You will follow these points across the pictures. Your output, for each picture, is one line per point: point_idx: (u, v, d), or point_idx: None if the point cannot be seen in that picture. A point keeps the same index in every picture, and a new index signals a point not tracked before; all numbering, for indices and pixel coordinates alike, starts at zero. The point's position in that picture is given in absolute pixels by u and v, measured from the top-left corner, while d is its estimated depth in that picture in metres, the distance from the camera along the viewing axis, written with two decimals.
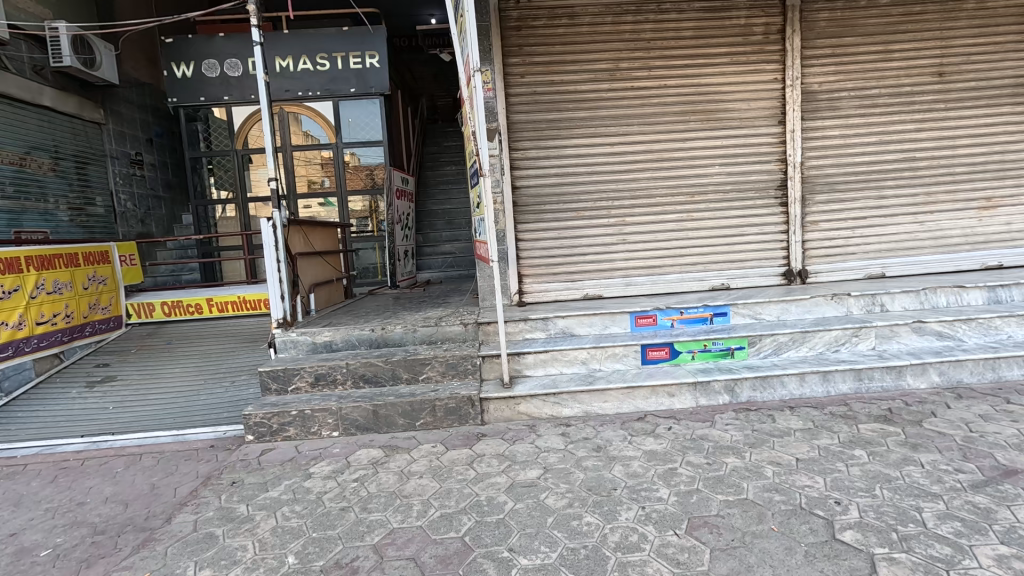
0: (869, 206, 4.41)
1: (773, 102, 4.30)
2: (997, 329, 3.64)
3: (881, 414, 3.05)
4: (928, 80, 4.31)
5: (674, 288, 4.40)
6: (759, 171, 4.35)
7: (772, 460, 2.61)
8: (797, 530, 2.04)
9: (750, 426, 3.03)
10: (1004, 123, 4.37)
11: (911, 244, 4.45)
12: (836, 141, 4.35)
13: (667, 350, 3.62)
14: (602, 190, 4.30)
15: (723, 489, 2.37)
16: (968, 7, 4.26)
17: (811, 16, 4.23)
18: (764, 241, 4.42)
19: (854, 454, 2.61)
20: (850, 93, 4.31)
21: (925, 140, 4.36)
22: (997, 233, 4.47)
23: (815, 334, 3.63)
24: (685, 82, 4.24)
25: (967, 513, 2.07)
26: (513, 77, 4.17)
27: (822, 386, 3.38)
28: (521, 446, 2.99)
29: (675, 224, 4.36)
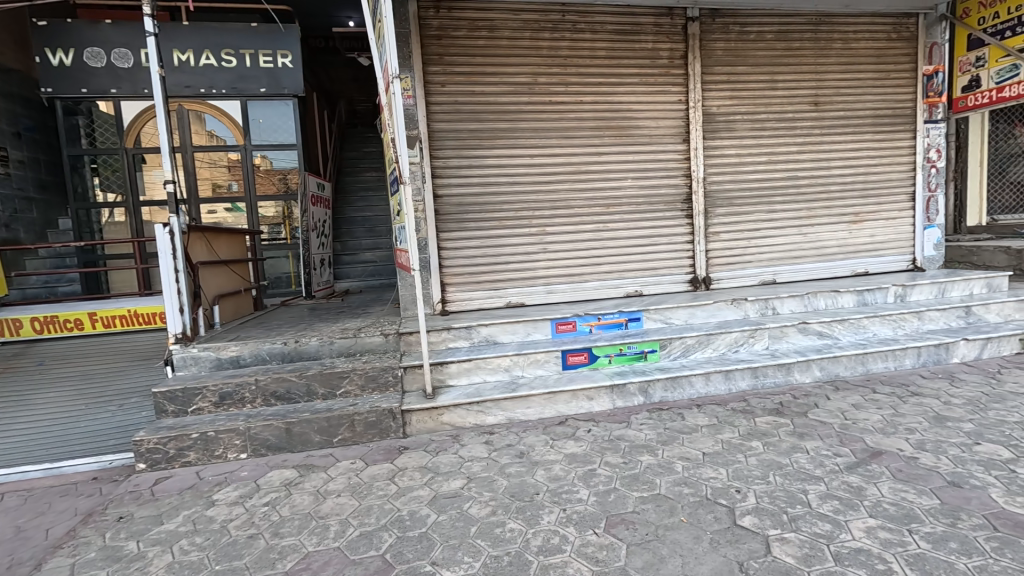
0: (761, 219, 4.88)
1: (678, 122, 4.63)
2: (865, 328, 4.15)
3: (774, 407, 3.36)
4: (807, 108, 4.86)
5: (592, 294, 4.59)
6: (668, 185, 4.66)
7: (682, 455, 2.79)
8: (703, 520, 2.19)
9: (662, 424, 3.21)
10: (867, 148, 5.02)
11: (796, 253, 4.97)
12: (732, 159, 4.77)
13: (586, 355, 3.75)
14: (523, 200, 4.39)
15: (638, 486, 2.49)
16: (836, 46, 4.87)
17: (709, 45, 4.63)
18: (673, 250, 4.73)
19: (751, 445, 2.85)
20: (743, 117, 4.76)
21: (805, 161, 4.90)
22: (864, 244, 5.11)
23: (718, 336, 3.93)
24: (600, 99, 4.46)
25: (843, 492, 2.33)
26: (434, 85, 4.16)
27: (724, 384, 3.67)
28: (445, 456, 2.96)
29: (592, 233, 4.55)
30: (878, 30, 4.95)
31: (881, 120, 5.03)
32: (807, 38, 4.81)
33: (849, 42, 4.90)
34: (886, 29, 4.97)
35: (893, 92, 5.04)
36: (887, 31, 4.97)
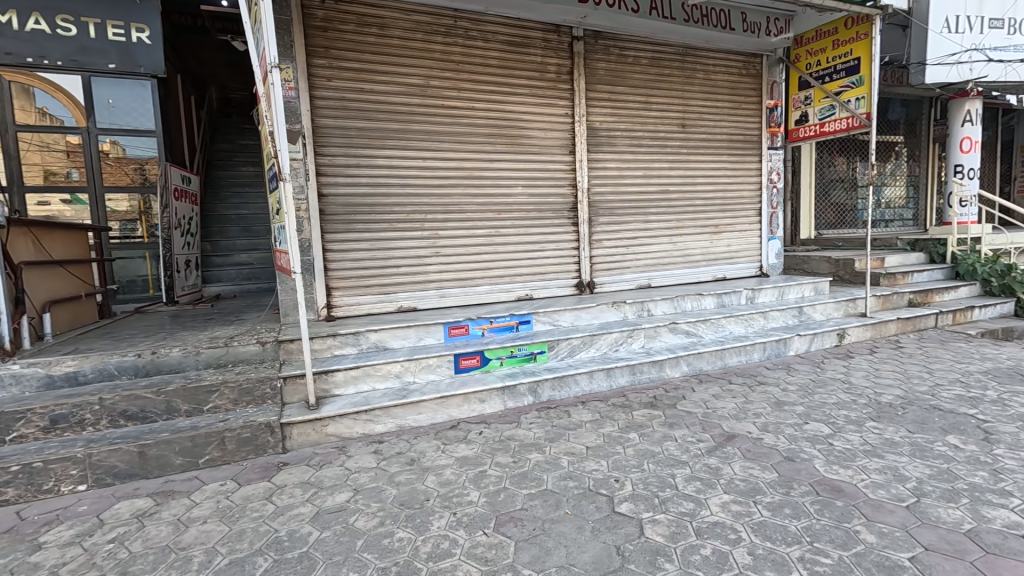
0: (638, 228, 5.31)
1: (564, 134, 4.88)
2: (723, 327, 4.70)
3: (649, 401, 3.67)
4: (676, 129, 5.39)
5: (484, 299, 4.65)
6: (556, 193, 4.88)
7: (567, 451, 2.93)
8: (585, 510, 2.32)
9: (550, 422, 3.35)
10: (724, 168, 5.70)
11: (667, 260, 5.49)
12: (613, 172, 5.13)
13: (478, 358, 3.79)
14: (415, 203, 4.32)
15: (526, 483, 2.57)
16: (699, 76, 5.47)
17: (592, 64, 4.95)
18: (561, 256, 4.96)
19: (629, 437, 3.08)
20: (623, 134, 5.15)
21: (675, 176, 5.43)
22: (722, 252, 5.79)
23: (601, 337, 4.19)
24: (492, 106, 4.55)
25: (704, 473, 2.61)
26: (319, 78, 3.96)
27: (606, 381, 3.92)
28: (329, 470, 2.81)
29: (484, 238, 4.61)
30: (732, 66, 5.66)
31: (735, 145, 5.74)
32: (676, 67, 5.35)
33: (710, 73, 5.53)
34: (739, 65, 5.70)
35: (744, 120, 5.78)
36: (739, 67, 5.70)
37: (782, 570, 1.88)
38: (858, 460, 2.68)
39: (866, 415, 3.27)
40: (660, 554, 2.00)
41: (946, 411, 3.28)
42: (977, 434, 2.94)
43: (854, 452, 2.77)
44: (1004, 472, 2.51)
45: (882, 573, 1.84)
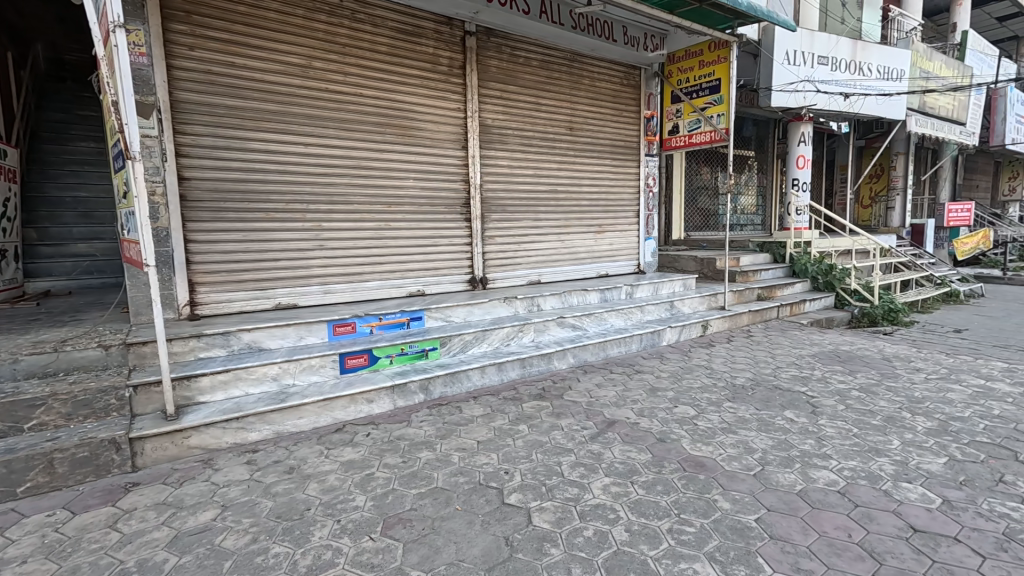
0: (529, 226, 5.45)
1: (457, 129, 4.84)
2: (606, 320, 5.01)
3: (538, 392, 3.80)
4: (564, 132, 5.62)
5: (373, 295, 4.47)
6: (448, 188, 4.84)
7: (458, 446, 2.92)
8: (476, 504, 2.33)
9: (441, 419, 3.31)
10: (607, 171, 6.06)
11: (556, 257, 5.71)
12: (505, 170, 5.21)
13: (365, 357, 3.63)
14: (295, 191, 4.01)
15: (416, 483, 2.51)
16: (585, 83, 5.75)
17: (485, 61, 4.97)
18: (453, 251, 4.93)
19: (519, 429, 3.16)
20: (514, 132, 5.25)
21: (563, 177, 5.67)
22: (605, 251, 6.16)
23: (493, 332, 4.23)
24: (382, 94, 4.37)
25: (587, 459, 2.76)
26: (178, 46, 3.51)
27: (497, 375, 3.97)
28: (192, 486, 2.51)
29: (373, 231, 4.42)
30: (614, 75, 6.02)
31: (617, 150, 6.14)
32: (564, 71, 5.57)
33: (594, 81, 5.84)
34: (620, 75, 6.08)
35: (625, 128, 6.20)
36: (621, 77, 6.08)
37: (654, 542, 2.05)
38: (717, 437, 3.02)
39: (724, 397, 3.69)
40: (546, 540, 2.07)
41: (784, 390, 3.81)
42: (806, 408, 3.46)
43: (714, 430, 3.11)
44: (826, 438, 2.98)
45: (734, 535, 2.09)
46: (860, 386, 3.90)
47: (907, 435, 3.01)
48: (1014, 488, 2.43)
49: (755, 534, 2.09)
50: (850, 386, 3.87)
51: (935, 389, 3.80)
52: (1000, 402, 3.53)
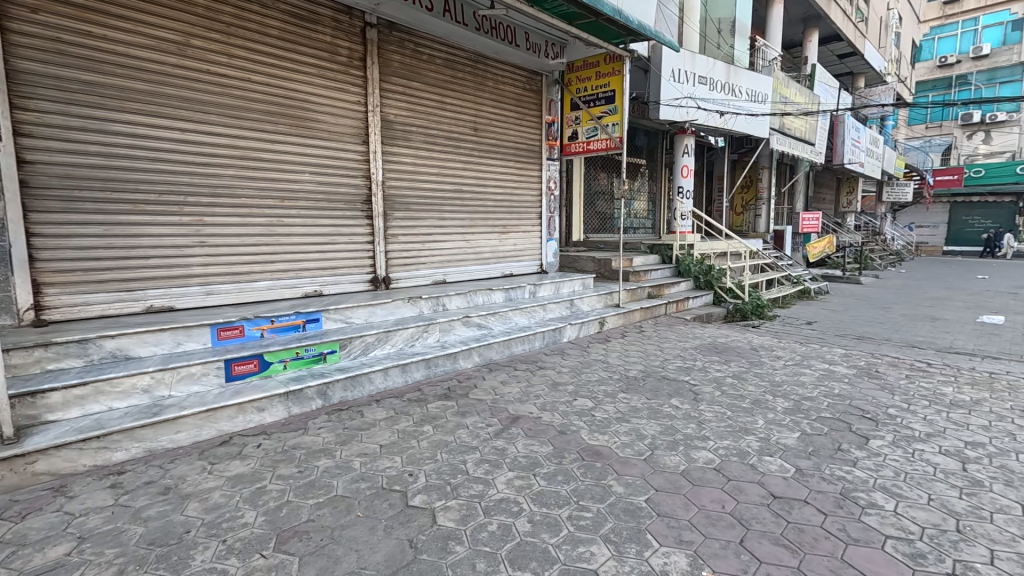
0: (433, 225, 5.40)
1: (356, 123, 4.66)
2: (510, 319, 5.11)
3: (443, 392, 3.79)
4: (468, 132, 5.65)
5: (265, 295, 4.16)
6: (347, 184, 4.64)
7: (359, 452, 2.82)
8: (378, 509, 2.27)
9: (341, 425, 3.17)
10: (510, 174, 6.19)
11: (461, 257, 5.72)
12: (408, 167, 5.11)
13: (255, 363, 3.37)
14: (170, 181, 3.61)
15: (313, 493, 2.39)
16: (488, 84, 5.82)
17: (386, 55, 4.84)
18: (354, 250, 4.74)
19: (423, 430, 3.12)
20: (418, 130, 5.16)
21: (468, 177, 5.69)
22: (509, 251, 6.28)
23: (396, 333, 4.13)
24: (272, 81, 4.08)
25: (491, 455, 2.81)
26: (16, 7, 3.01)
27: (401, 377, 3.89)
28: (39, 518, 2.16)
29: (264, 228, 4.12)
30: (517, 78, 6.16)
31: (519, 153, 6.28)
32: (468, 71, 5.59)
33: (498, 84, 5.93)
34: (523, 80, 6.23)
35: (527, 131, 6.36)
36: (523, 82, 6.23)
37: (555, 530, 2.14)
38: (612, 426, 3.22)
39: (618, 388, 3.95)
40: (451, 538, 2.07)
41: (671, 380, 4.17)
42: (689, 395, 3.81)
43: (609, 420, 3.32)
44: (705, 422, 3.31)
45: (627, 516, 2.24)
46: (733, 373, 4.37)
47: (769, 414, 3.44)
48: (848, 454, 2.88)
49: (644, 513, 2.27)
50: (725, 374, 4.34)
51: (791, 374, 4.38)
52: (839, 382, 4.16)
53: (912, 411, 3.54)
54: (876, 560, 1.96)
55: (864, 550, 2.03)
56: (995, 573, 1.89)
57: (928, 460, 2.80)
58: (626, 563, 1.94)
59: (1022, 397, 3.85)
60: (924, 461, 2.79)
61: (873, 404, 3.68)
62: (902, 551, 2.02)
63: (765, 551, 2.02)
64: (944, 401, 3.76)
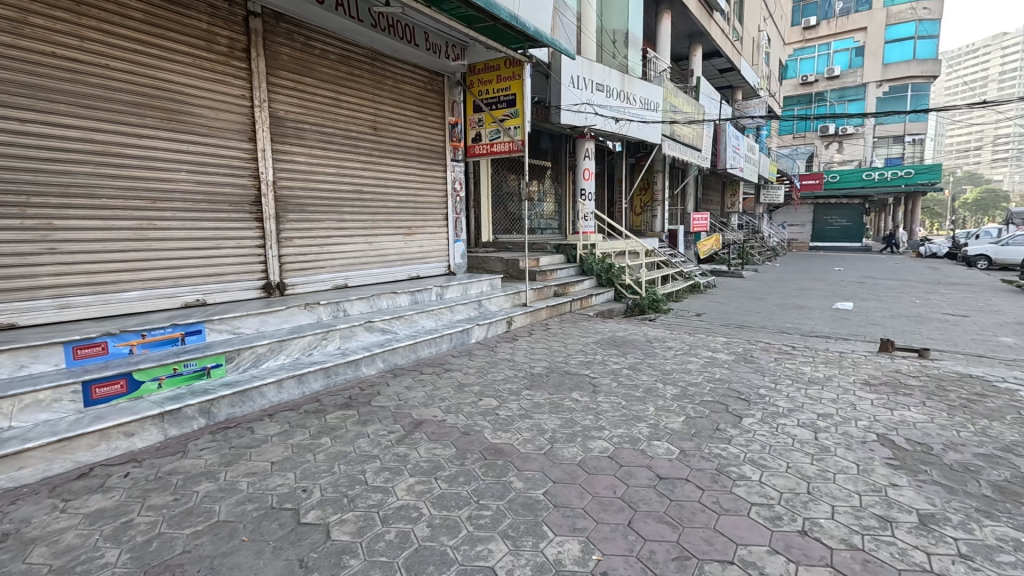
0: (332, 227, 5.17)
1: (240, 119, 4.34)
2: (416, 322, 5.04)
3: (344, 402, 3.64)
4: (367, 131, 5.47)
5: (136, 307, 3.75)
6: (231, 184, 4.30)
7: (248, 471, 2.64)
8: (266, 531, 2.13)
9: (227, 444, 2.94)
10: (414, 174, 6.09)
11: (364, 260, 5.54)
12: (302, 167, 4.85)
13: (122, 383, 3.02)
14: (9, 178, 3.14)
15: (191, 521, 2.19)
16: (388, 83, 5.68)
17: (274, 47, 4.57)
18: (241, 254, 4.41)
19: (320, 442, 2.99)
20: (312, 127, 4.92)
21: (368, 177, 5.52)
22: (415, 252, 6.19)
23: (291, 342, 3.91)
24: (137, 69, 3.68)
25: (392, 462, 2.75)
26: None
27: (297, 388, 3.69)
28: None
29: (131, 231, 3.70)
30: (418, 78, 6.08)
31: (423, 153, 6.20)
32: (365, 69, 5.43)
33: (398, 83, 5.81)
34: (424, 80, 6.16)
35: (431, 132, 6.29)
36: (424, 82, 6.16)
37: (454, 531, 2.15)
38: (515, 423, 3.29)
39: (523, 386, 4.05)
40: (345, 552, 2.00)
41: (572, 374, 4.35)
42: (589, 388, 4.00)
43: (513, 418, 3.38)
44: (602, 412, 3.49)
45: (525, 510, 2.31)
46: (629, 365, 4.65)
47: (659, 401, 3.71)
48: (724, 433, 3.18)
49: (541, 506, 2.35)
50: (622, 365, 4.61)
51: (680, 362, 4.75)
52: (720, 368, 4.59)
53: (779, 390, 3.99)
54: (742, 526, 2.19)
55: (733, 518, 2.26)
56: (835, 526, 2.19)
57: (788, 432, 3.17)
58: (522, 557, 1.99)
59: (863, 372, 4.51)
60: (786, 434, 3.16)
61: (746, 385, 4.11)
62: (763, 516, 2.27)
63: (649, 529, 2.18)
64: (803, 379, 4.29)
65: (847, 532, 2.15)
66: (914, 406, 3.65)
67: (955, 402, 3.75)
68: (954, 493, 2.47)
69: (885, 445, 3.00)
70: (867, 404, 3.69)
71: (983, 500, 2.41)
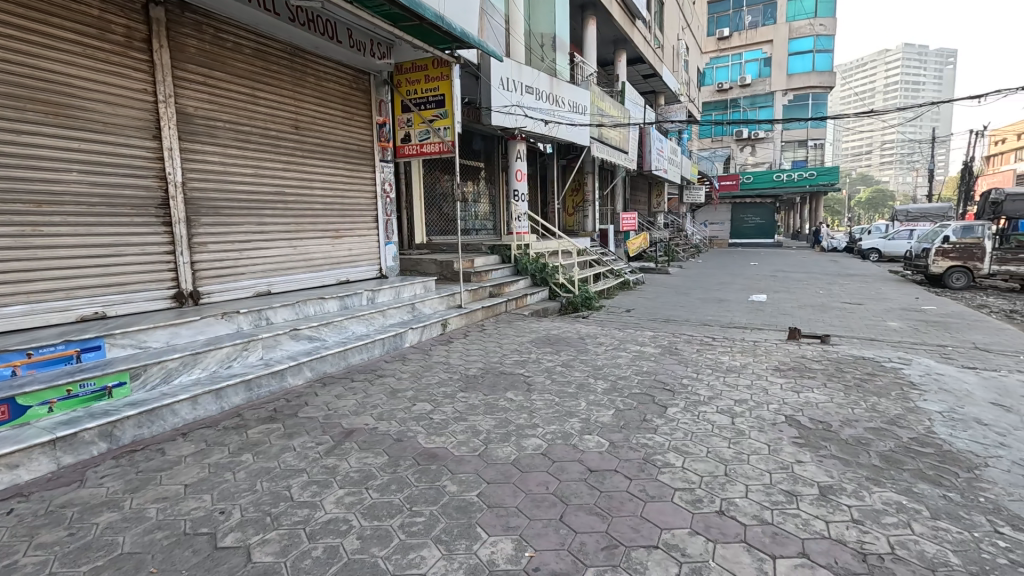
0: (251, 231, 4.89)
1: (142, 115, 4.00)
2: (346, 327, 4.88)
3: (267, 415, 3.45)
4: (288, 130, 5.21)
5: (20, 323, 3.35)
6: (132, 185, 3.95)
7: (157, 497, 2.44)
8: (179, 560, 1.98)
9: (133, 469, 2.70)
10: (340, 175, 5.88)
11: (288, 264, 5.28)
12: (216, 167, 4.55)
13: (4, 410, 2.69)
14: None
15: (90, 556, 2.00)
16: (309, 81, 5.45)
17: (180, 39, 4.26)
18: (147, 262, 4.06)
19: (240, 460, 2.82)
20: (225, 125, 4.62)
21: (291, 178, 5.26)
22: (344, 256, 5.98)
23: (207, 354, 3.66)
24: (14, 58, 3.30)
25: (320, 475, 2.64)
26: None
27: (215, 404, 3.45)
28: None
29: (11, 238, 3.31)
30: (342, 76, 5.89)
31: (350, 154, 6.00)
32: (285, 65, 5.18)
33: (321, 80, 5.59)
34: (349, 79, 5.98)
35: (357, 132, 6.11)
36: (348, 80, 5.97)
37: (385, 541, 2.10)
38: (449, 427, 3.26)
39: (458, 388, 4.03)
40: (268, 573, 1.90)
41: (507, 374, 4.39)
42: (523, 387, 4.05)
43: (447, 421, 3.35)
44: (535, 410, 3.54)
45: (458, 513, 2.30)
46: (563, 362, 4.76)
47: (590, 396, 3.82)
48: (650, 423, 3.33)
49: (474, 507, 2.35)
50: (555, 363, 4.70)
51: (610, 357, 4.92)
52: (648, 361, 4.80)
53: (700, 379, 4.23)
54: (666, 512, 2.30)
55: (658, 504, 2.37)
56: (748, 503, 2.36)
57: (708, 419, 3.38)
58: (455, 560, 1.98)
59: (773, 359, 4.89)
60: (706, 421, 3.36)
61: (672, 376, 4.33)
62: (685, 499, 2.40)
63: (580, 522, 2.24)
64: (721, 367, 4.59)
65: (758, 509, 2.32)
66: (817, 388, 4.00)
67: (850, 383, 4.15)
68: (849, 465, 2.73)
69: (792, 425, 3.27)
70: (777, 389, 4.00)
71: (873, 469, 2.68)
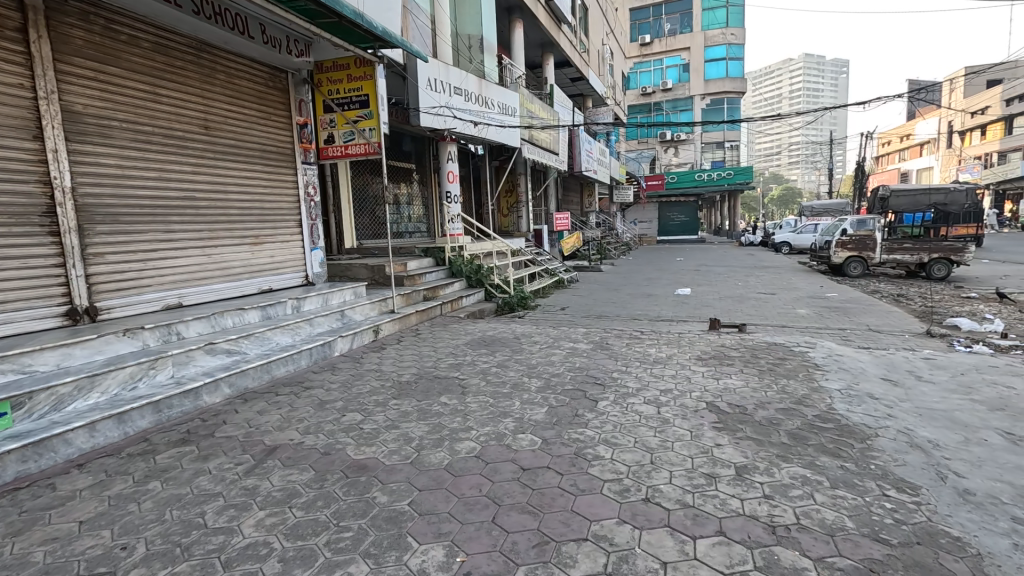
0: (156, 239, 4.51)
1: (19, 114, 3.59)
2: (269, 339, 4.62)
3: (179, 438, 3.20)
4: (197, 131, 4.86)
5: None
6: (10, 191, 3.54)
7: (46, 538, 2.19)
8: None
9: (16, 509, 2.41)
10: (258, 178, 5.56)
11: (201, 274, 4.93)
12: (112, 170, 4.17)
13: None
14: None
15: None
16: (219, 78, 5.12)
17: (63, 30, 3.86)
18: (31, 276, 3.65)
19: (146, 489, 2.59)
20: (121, 125, 4.24)
21: (201, 182, 4.91)
22: (265, 264, 5.67)
23: (106, 375, 3.33)
24: None
25: (239, 498, 2.48)
26: None
27: (117, 429, 3.15)
28: None
29: None
30: (257, 74, 5.58)
31: (268, 156, 5.69)
32: (190, 61, 4.83)
33: (232, 78, 5.28)
34: (264, 77, 5.67)
35: (276, 133, 5.80)
36: (263, 78, 5.66)
37: (309, 562, 2.00)
38: (380, 436, 3.17)
39: (390, 396, 3.92)
40: None
41: (441, 378, 4.33)
42: (457, 390, 4.01)
43: (378, 431, 3.26)
44: (470, 413, 3.52)
45: (388, 524, 2.24)
46: (497, 363, 4.77)
47: (524, 395, 3.85)
48: (582, 418, 3.41)
49: (405, 517, 2.29)
50: (490, 365, 4.70)
51: (544, 355, 4.99)
52: (581, 357, 4.91)
53: (629, 372, 4.38)
54: (595, 504, 2.36)
55: (588, 497, 2.42)
56: (671, 489, 2.46)
57: (636, 410, 3.50)
58: (385, 573, 1.93)
59: (697, 349, 5.16)
60: (633, 412, 3.48)
61: (603, 371, 4.45)
62: (613, 490, 2.48)
63: (512, 521, 2.25)
64: (648, 360, 4.78)
65: (680, 493, 2.43)
66: (734, 374, 4.27)
67: (764, 367, 4.46)
68: (762, 445, 2.93)
69: (712, 411, 3.46)
70: (699, 377, 4.23)
71: (782, 447, 2.89)
